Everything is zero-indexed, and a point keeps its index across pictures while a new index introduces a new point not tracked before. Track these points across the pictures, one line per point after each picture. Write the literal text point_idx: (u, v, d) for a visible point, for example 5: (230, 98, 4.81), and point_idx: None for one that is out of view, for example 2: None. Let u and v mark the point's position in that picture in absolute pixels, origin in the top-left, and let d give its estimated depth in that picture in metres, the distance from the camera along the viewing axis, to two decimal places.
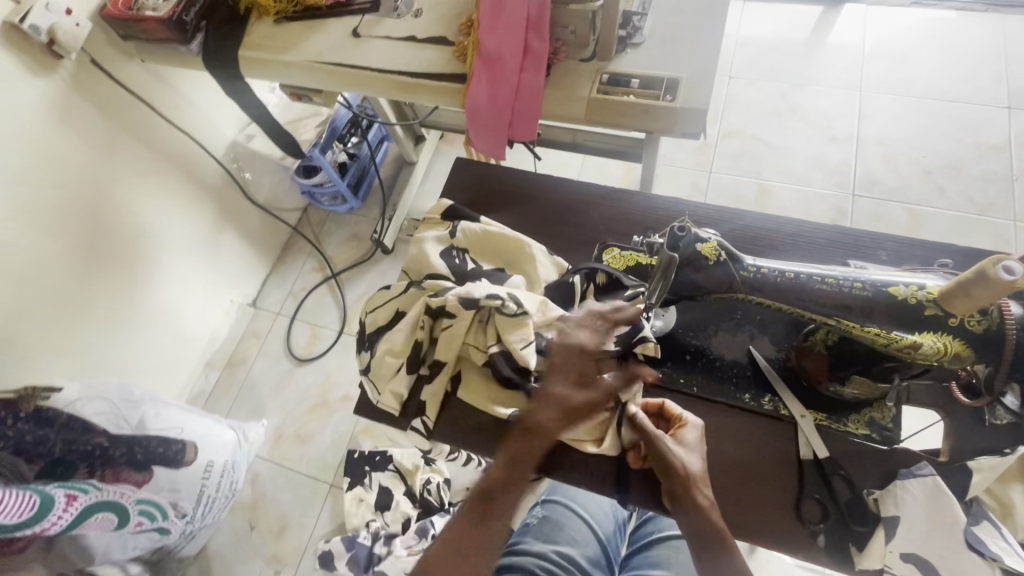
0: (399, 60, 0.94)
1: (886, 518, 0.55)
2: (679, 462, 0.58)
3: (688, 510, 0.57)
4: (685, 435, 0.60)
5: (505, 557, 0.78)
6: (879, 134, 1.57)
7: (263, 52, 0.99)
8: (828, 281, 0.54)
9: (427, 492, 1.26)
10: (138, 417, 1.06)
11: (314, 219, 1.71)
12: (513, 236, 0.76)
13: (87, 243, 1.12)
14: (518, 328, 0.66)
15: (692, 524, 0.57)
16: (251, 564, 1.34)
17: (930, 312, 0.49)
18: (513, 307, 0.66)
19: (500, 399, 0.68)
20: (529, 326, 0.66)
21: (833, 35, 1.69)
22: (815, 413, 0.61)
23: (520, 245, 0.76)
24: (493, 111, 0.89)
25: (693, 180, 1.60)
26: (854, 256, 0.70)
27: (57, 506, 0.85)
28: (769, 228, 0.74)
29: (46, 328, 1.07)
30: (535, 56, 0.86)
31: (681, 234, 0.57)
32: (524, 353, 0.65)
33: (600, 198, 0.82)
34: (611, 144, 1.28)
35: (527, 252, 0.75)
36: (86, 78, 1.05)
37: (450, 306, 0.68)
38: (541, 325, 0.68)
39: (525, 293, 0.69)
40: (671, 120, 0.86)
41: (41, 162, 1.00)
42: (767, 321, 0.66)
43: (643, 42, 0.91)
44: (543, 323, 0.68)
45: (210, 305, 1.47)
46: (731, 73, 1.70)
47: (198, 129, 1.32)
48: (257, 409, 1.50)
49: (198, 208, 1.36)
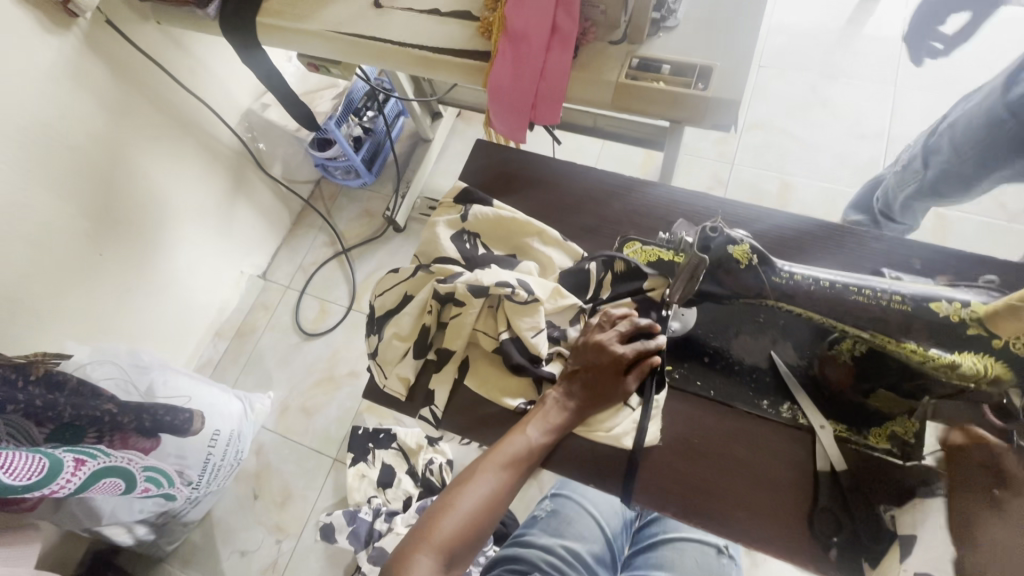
0: (421, 34, 0.91)
1: (902, 537, 0.53)
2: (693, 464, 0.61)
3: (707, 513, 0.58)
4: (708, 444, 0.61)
5: (511, 547, 0.78)
6: (912, 133, 1.51)
7: (280, 19, 0.96)
8: (865, 292, 0.53)
9: (429, 472, 1.27)
10: (146, 383, 1.07)
11: (327, 193, 1.69)
12: (525, 220, 0.74)
13: (99, 206, 1.11)
14: (531, 313, 0.66)
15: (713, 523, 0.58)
16: (254, 532, 1.37)
17: (973, 330, 0.49)
18: (523, 295, 0.66)
19: (507, 387, 0.69)
20: (541, 313, 0.66)
21: (870, 25, 1.62)
22: (836, 425, 0.60)
23: (531, 228, 0.74)
24: (516, 91, 0.85)
25: (714, 171, 1.56)
26: (888, 265, 0.67)
27: (65, 471, 0.84)
28: (800, 231, 0.71)
29: (60, 290, 1.08)
30: (563, 35, 0.83)
31: (711, 235, 0.57)
32: (535, 342, 0.66)
33: (623, 188, 0.80)
34: (633, 130, 1.24)
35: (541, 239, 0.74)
36: (102, 40, 1.03)
37: (459, 294, 0.67)
38: (552, 312, 0.69)
39: (535, 278, 0.69)
40: (702, 109, 0.82)
41: (55, 124, 0.99)
42: (790, 325, 0.64)
43: (676, 26, 0.87)
44: (554, 310, 0.68)
45: (220, 275, 1.47)
46: (760, 61, 1.64)
47: (212, 95, 1.29)
48: (263, 381, 1.51)
49: (210, 176, 1.34)
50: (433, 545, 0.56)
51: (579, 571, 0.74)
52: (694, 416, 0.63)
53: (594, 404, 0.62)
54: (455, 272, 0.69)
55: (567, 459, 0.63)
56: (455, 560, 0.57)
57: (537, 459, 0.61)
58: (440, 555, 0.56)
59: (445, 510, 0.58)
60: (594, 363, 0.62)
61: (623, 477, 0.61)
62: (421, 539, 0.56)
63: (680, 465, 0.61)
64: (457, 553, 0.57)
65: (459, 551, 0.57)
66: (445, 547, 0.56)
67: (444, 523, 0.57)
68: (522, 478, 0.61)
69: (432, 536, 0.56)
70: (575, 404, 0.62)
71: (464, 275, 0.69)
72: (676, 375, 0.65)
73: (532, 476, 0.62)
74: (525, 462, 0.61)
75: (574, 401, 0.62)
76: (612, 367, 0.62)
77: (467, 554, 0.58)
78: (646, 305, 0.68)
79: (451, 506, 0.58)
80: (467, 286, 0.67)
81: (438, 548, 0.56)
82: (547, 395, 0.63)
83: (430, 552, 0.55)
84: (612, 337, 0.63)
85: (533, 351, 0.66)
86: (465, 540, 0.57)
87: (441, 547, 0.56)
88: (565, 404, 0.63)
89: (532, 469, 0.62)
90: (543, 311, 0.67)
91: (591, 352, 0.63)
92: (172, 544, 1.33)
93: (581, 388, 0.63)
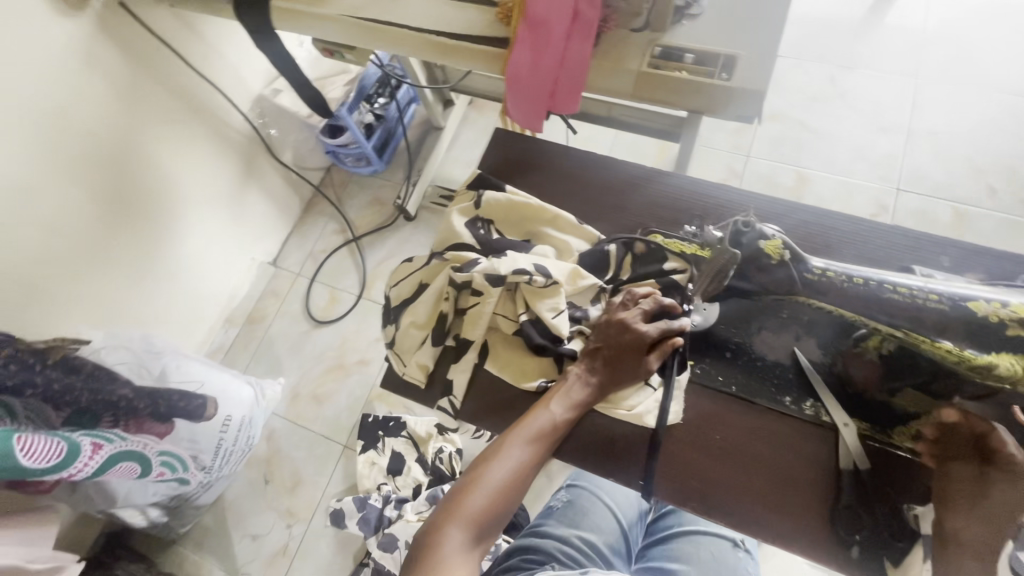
0: (438, 19, 0.89)
1: (924, 536, 0.53)
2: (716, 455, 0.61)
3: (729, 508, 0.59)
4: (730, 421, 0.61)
5: (526, 538, 0.77)
6: (932, 126, 1.48)
7: (296, 3, 0.94)
8: (901, 290, 0.53)
9: (439, 461, 1.28)
10: (160, 368, 1.07)
11: (337, 180, 1.68)
12: (539, 205, 0.74)
13: (112, 191, 1.11)
14: (551, 297, 0.66)
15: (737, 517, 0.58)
16: (265, 516, 1.38)
17: (1012, 331, 0.49)
18: (541, 280, 0.65)
19: (528, 369, 0.68)
20: (561, 295, 0.66)
21: (892, 14, 1.58)
22: (859, 422, 0.59)
23: (546, 213, 0.74)
24: (535, 78, 0.84)
25: (729, 163, 1.54)
26: (914, 262, 0.66)
27: (83, 454, 0.86)
28: (825, 226, 0.70)
29: (74, 274, 1.08)
30: (584, 23, 0.81)
31: (745, 230, 0.56)
32: (557, 324, 0.65)
33: (644, 180, 0.78)
34: (649, 120, 1.23)
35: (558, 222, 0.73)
36: (114, 23, 1.02)
37: (477, 283, 0.67)
38: (571, 293, 0.68)
39: (553, 262, 0.68)
40: (725, 100, 0.80)
41: (68, 108, 0.98)
42: (815, 321, 0.63)
43: (700, 13, 0.85)
44: (573, 291, 0.68)
45: (231, 262, 1.47)
46: (778, 51, 1.61)
47: (224, 80, 1.28)
48: (274, 367, 1.51)
49: (221, 162, 1.34)
50: (461, 519, 0.56)
51: (597, 563, 0.74)
52: (712, 413, 0.63)
53: (615, 380, 0.62)
54: (471, 258, 0.69)
55: (586, 451, 0.63)
56: (482, 535, 0.57)
57: (559, 435, 0.62)
58: (468, 530, 0.56)
59: (471, 485, 0.58)
60: (617, 341, 0.62)
61: (643, 470, 0.61)
62: (448, 515, 0.57)
63: (700, 460, 0.61)
64: (483, 527, 0.57)
65: (486, 525, 0.57)
66: (472, 522, 0.56)
67: (471, 498, 0.57)
68: (546, 452, 0.61)
69: (459, 511, 0.57)
70: (596, 380, 0.63)
71: (481, 263, 0.67)
72: (699, 369, 0.65)
73: (554, 452, 0.62)
74: (549, 437, 0.61)
75: (595, 377, 0.63)
76: (636, 346, 0.62)
77: (494, 528, 0.58)
78: (670, 286, 0.68)
79: (476, 481, 0.59)
80: (484, 275, 0.66)
81: (465, 523, 0.56)
82: (569, 372, 0.63)
83: (458, 526, 0.56)
84: (635, 315, 0.63)
85: (555, 332, 0.66)
86: (491, 515, 0.57)
87: (468, 522, 0.56)
88: (587, 381, 0.63)
89: (554, 446, 0.62)
90: (564, 293, 0.67)
91: (614, 329, 0.63)
92: (185, 527, 1.35)
93: (603, 365, 0.63)
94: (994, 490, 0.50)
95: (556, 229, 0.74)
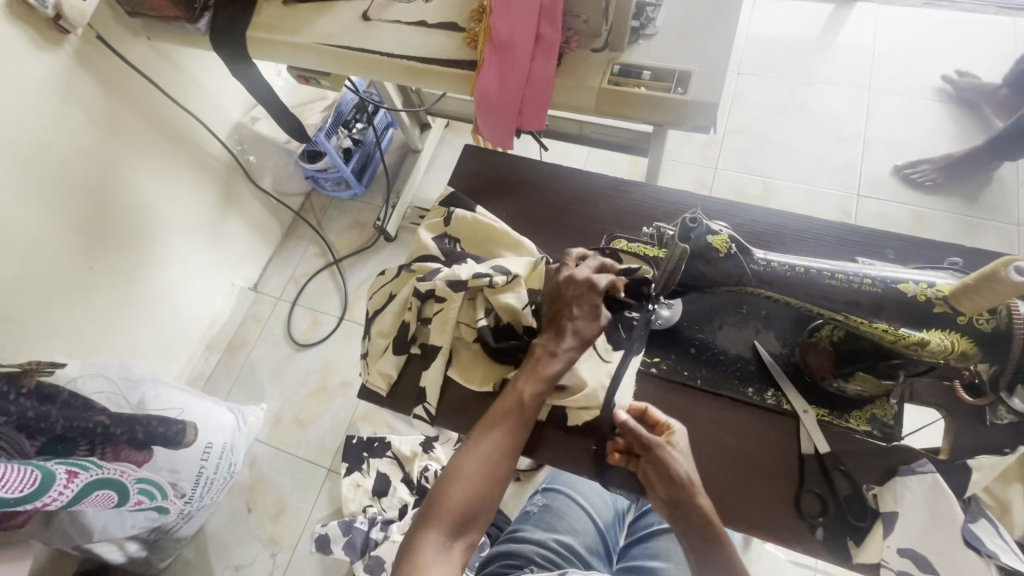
0: (409, 44, 0.93)
1: (885, 514, 0.56)
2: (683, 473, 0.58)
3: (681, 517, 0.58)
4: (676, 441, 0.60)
5: (505, 544, 0.79)
6: (887, 135, 1.56)
7: (271, 33, 0.98)
8: (838, 277, 0.56)
9: (425, 479, 1.27)
10: (138, 397, 1.06)
11: (317, 205, 1.71)
12: (504, 229, 0.76)
13: (91, 220, 1.11)
14: (513, 292, 0.68)
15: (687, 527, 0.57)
16: (248, 546, 1.35)
17: (939, 309, 0.51)
18: (501, 279, 0.68)
19: (488, 372, 0.70)
20: (523, 288, 0.69)
21: (844, 34, 1.68)
22: (817, 409, 0.62)
23: (508, 236, 0.76)
24: (502, 98, 0.88)
25: (698, 175, 1.60)
26: (862, 254, 0.71)
27: (58, 483, 0.84)
28: (779, 225, 0.74)
29: (48, 304, 1.07)
30: (546, 44, 0.85)
31: (692, 226, 0.59)
32: (523, 313, 0.68)
33: (607, 190, 0.82)
34: (619, 137, 1.28)
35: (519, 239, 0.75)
36: (91, 55, 1.04)
37: (439, 290, 0.69)
38: (531, 286, 0.71)
39: (510, 260, 0.72)
40: (682, 113, 0.85)
41: (43, 139, 0.99)
42: (773, 314, 0.67)
43: (656, 33, 0.90)
44: (531, 282, 0.71)
45: (210, 288, 1.47)
46: (739, 69, 1.70)
47: (202, 109, 1.31)
48: (256, 393, 1.50)
49: (199, 189, 1.35)
50: (441, 516, 0.58)
51: (573, 563, 0.75)
52: (682, 405, 0.65)
53: (582, 341, 0.63)
54: (434, 269, 0.72)
55: (561, 450, 0.65)
56: (468, 525, 0.59)
57: (534, 409, 0.62)
58: (450, 525, 0.58)
59: (448, 482, 0.60)
60: (573, 295, 0.64)
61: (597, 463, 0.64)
62: (428, 516, 0.59)
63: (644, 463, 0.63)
64: (468, 518, 0.59)
65: (468, 517, 0.59)
66: (451, 517, 0.58)
67: (448, 495, 0.59)
68: (519, 432, 0.62)
69: (440, 509, 0.58)
70: (566, 347, 0.63)
71: (442, 272, 0.70)
72: (662, 365, 0.67)
73: (530, 428, 0.62)
74: (520, 416, 0.62)
75: (564, 344, 0.63)
76: (589, 296, 0.63)
77: (478, 519, 0.59)
78: (635, 283, 0.67)
79: (451, 478, 0.60)
80: (445, 281, 0.69)
81: (446, 518, 0.58)
82: (535, 348, 0.64)
83: (439, 524, 0.58)
84: (583, 271, 0.65)
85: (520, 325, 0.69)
86: (474, 505, 0.59)
87: (448, 517, 0.58)
88: (552, 343, 0.63)
89: (531, 421, 0.62)
90: (525, 286, 0.70)
91: (567, 286, 0.64)
92: (164, 561, 1.31)
93: (564, 325, 0.63)
94: (900, 499, 0.56)
95: (518, 252, 0.75)
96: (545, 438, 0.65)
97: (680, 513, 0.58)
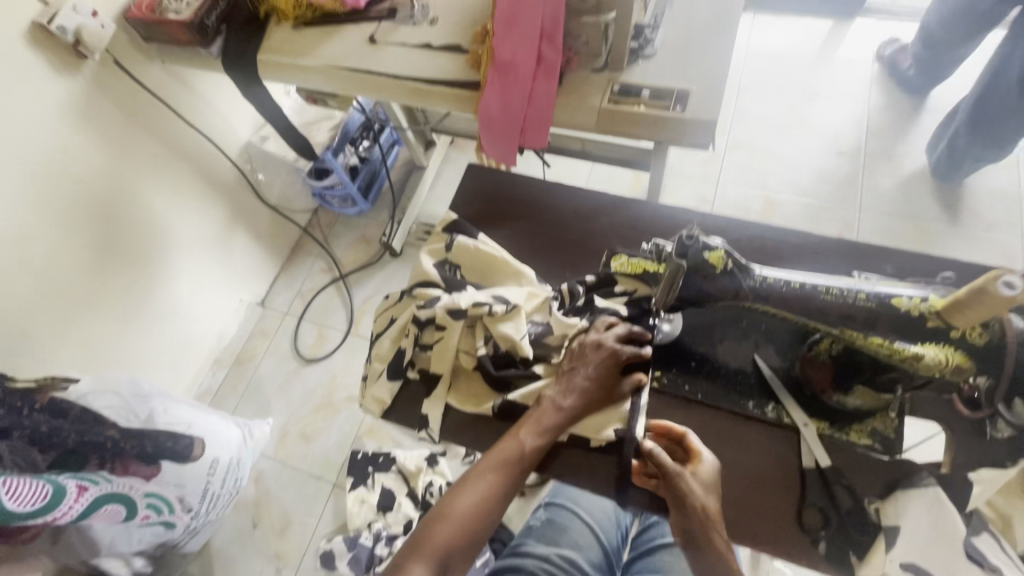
0: (413, 66, 0.96)
1: (887, 527, 0.57)
2: (699, 502, 0.59)
3: (692, 542, 0.59)
4: (702, 470, 0.61)
5: (508, 559, 0.80)
6: (889, 148, 1.58)
7: (280, 57, 1.01)
8: (833, 291, 0.57)
9: (430, 495, 1.27)
10: (147, 411, 1.04)
11: (324, 221, 1.73)
12: (506, 260, 0.77)
13: (103, 238, 1.14)
14: (512, 321, 0.70)
15: (693, 548, 0.59)
16: (252, 562, 1.35)
17: (932, 323, 0.52)
18: (501, 308, 0.70)
19: (482, 397, 0.71)
20: (522, 317, 0.71)
21: (842, 50, 1.71)
22: (817, 422, 0.64)
23: (508, 267, 0.77)
24: (506, 117, 0.91)
25: (702, 191, 1.61)
26: (861, 267, 0.72)
27: (68, 496, 0.85)
28: (777, 239, 0.75)
29: (60, 321, 1.09)
30: (548, 65, 0.87)
31: (689, 243, 0.61)
32: (520, 343, 0.69)
33: (611, 207, 0.84)
34: (619, 152, 1.29)
35: (517, 271, 0.76)
36: (108, 77, 1.07)
37: (439, 318, 0.71)
38: (531, 312, 0.74)
39: (510, 290, 0.74)
40: (683, 130, 0.86)
41: (62, 160, 1.02)
42: (772, 329, 0.68)
43: (655, 53, 0.92)
44: (532, 310, 0.73)
45: (219, 303, 1.50)
46: (740, 84, 1.72)
47: (212, 127, 1.34)
48: (263, 409, 1.51)
49: (208, 207, 1.38)
50: (427, 553, 0.58)
51: None
52: (687, 421, 0.66)
53: (589, 403, 0.64)
54: (434, 297, 0.74)
55: (565, 466, 0.65)
56: (450, 566, 0.59)
57: (530, 462, 0.63)
58: (433, 563, 0.58)
59: (440, 518, 0.61)
60: (594, 358, 0.65)
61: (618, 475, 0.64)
62: (416, 549, 0.59)
63: None
64: (451, 561, 0.59)
65: (454, 557, 0.59)
66: (438, 554, 0.58)
67: (437, 531, 0.60)
68: (513, 482, 0.62)
69: (426, 545, 0.59)
70: (572, 405, 0.64)
71: (442, 300, 0.73)
72: (665, 380, 0.68)
73: (525, 480, 0.63)
74: (517, 465, 0.62)
75: (570, 400, 0.64)
76: (608, 363, 0.65)
77: (462, 561, 0.59)
78: (636, 300, 0.71)
79: (444, 516, 0.60)
80: (446, 309, 0.71)
81: (431, 555, 0.58)
82: (543, 399, 0.65)
83: (423, 559, 0.58)
84: (609, 338, 0.66)
85: (519, 352, 0.70)
86: (458, 548, 0.59)
87: (435, 553, 0.58)
88: (560, 397, 0.65)
89: (526, 473, 0.63)
90: (524, 316, 0.72)
91: (591, 347, 0.66)
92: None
93: (578, 382, 0.65)
94: (909, 513, 0.56)
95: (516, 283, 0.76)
96: (549, 462, 0.65)
97: (692, 538, 0.59)
